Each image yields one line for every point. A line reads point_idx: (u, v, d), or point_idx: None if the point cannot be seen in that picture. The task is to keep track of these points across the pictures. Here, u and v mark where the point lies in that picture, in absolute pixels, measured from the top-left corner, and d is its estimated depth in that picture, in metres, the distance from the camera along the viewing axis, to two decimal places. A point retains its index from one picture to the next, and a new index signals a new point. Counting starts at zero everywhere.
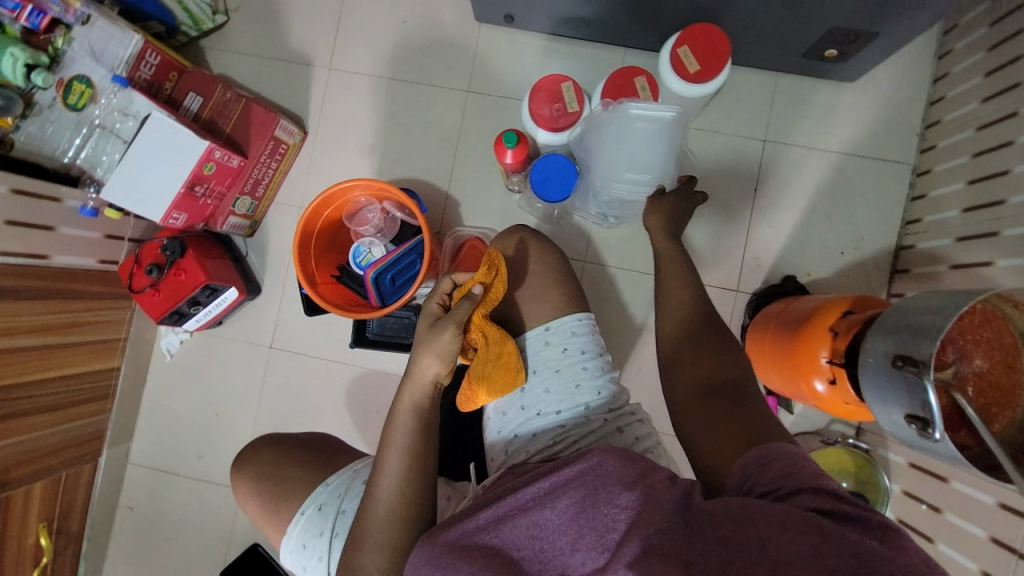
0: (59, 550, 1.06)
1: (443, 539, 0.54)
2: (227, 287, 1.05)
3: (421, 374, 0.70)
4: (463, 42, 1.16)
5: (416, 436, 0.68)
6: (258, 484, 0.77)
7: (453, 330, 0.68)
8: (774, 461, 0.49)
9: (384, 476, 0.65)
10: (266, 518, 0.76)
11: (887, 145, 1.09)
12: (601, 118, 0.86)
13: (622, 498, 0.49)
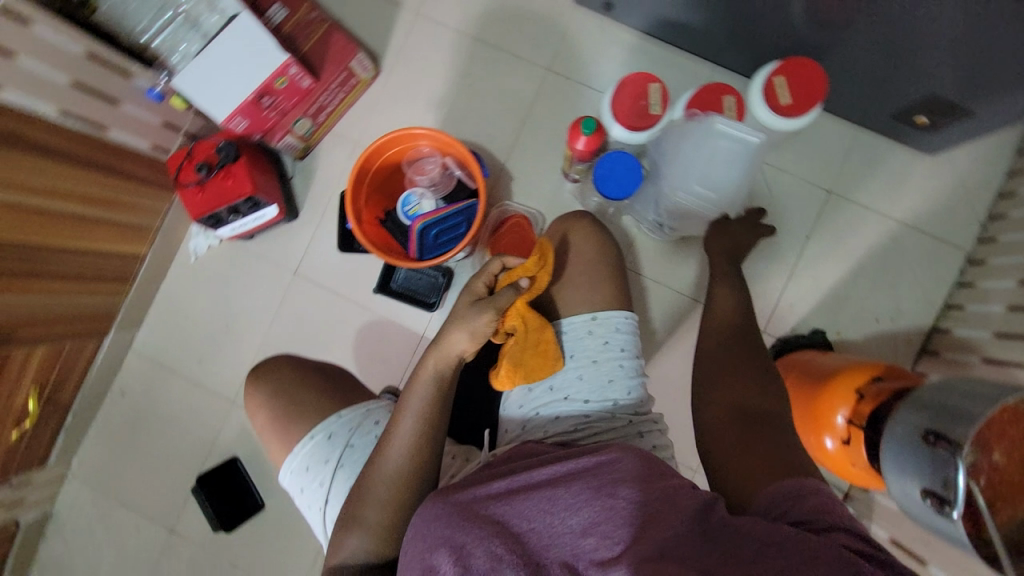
0: (43, 418, 1.04)
1: (453, 499, 0.55)
2: (268, 203, 1.05)
3: (448, 348, 0.67)
4: (556, 19, 1.14)
5: (434, 404, 0.67)
6: (272, 401, 0.78)
7: (493, 314, 0.66)
8: (804, 496, 0.51)
9: (397, 438, 0.65)
10: (274, 434, 0.77)
11: (948, 225, 1.07)
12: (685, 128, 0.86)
13: (632, 497, 0.52)
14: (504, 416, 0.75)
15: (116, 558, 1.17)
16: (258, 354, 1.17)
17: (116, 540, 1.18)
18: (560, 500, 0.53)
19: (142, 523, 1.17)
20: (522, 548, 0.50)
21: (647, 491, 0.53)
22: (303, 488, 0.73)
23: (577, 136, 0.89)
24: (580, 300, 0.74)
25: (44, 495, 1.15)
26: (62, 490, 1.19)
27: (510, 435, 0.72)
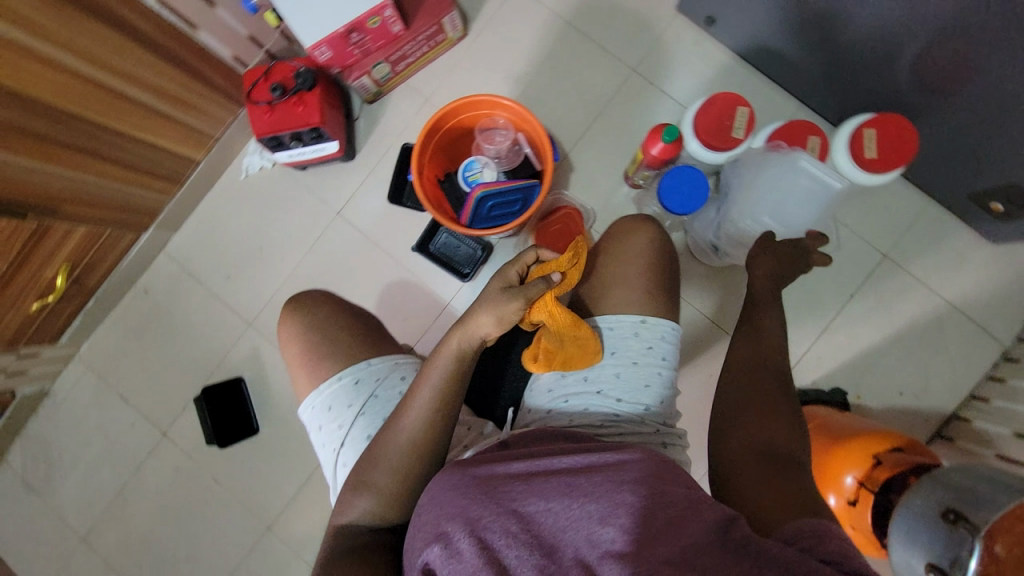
0: (67, 297, 1.05)
1: (470, 471, 0.59)
2: (331, 138, 1.05)
3: (472, 330, 0.67)
4: (654, 21, 1.12)
5: (454, 379, 0.67)
6: (305, 335, 0.79)
7: (522, 305, 0.65)
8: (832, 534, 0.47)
9: (411, 409, 0.66)
10: (303, 368, 0.78)
11: (996, 317, 1.04)
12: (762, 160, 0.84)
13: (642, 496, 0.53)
14: (532, 396, 0.76)
15: (105, 448, 1.19)
16: (285, 284, 1.17)
17: (109, 430, 1.19)
18: (571, 488, 0.55)
19: (137, 419, 1.19)
20: (531, 527, 0.52)
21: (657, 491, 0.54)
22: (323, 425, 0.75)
23: (656, 140, 0.88)
24: (629, 301, 0.74)
25: (51, 371, 1.17)
26: (66, 370, 1.20)
27: (535, 415, 0.74)
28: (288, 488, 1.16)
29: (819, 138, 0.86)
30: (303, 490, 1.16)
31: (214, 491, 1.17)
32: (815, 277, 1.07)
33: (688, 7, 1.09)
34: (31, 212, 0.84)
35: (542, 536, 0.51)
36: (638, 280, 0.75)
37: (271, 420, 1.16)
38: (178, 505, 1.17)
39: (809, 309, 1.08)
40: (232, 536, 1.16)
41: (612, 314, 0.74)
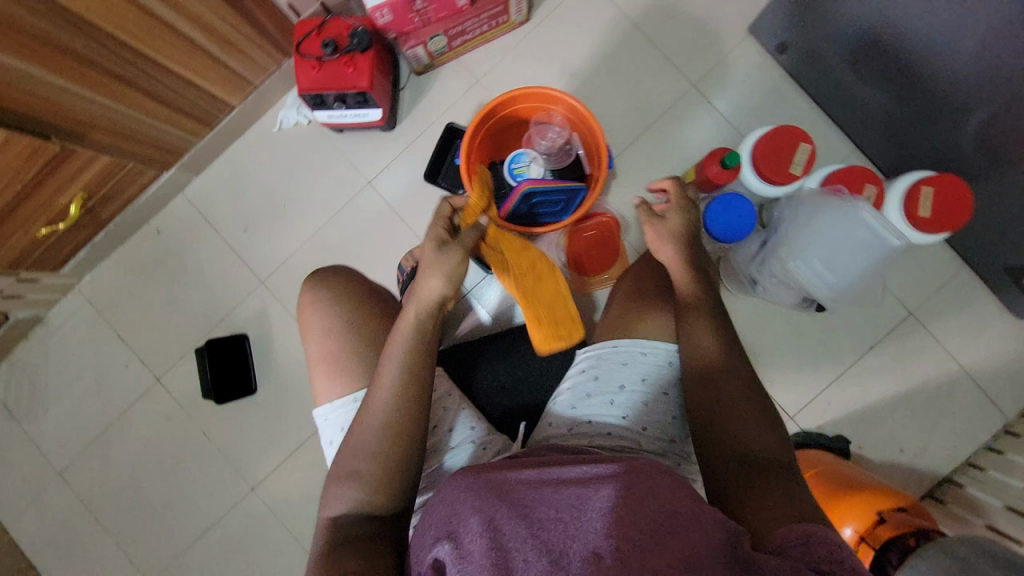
0: (77, 226, 1.00)
1: (480, 473, 0.59)
2: (376, 105, 1.01)
3: (422, 294, 0.71)
4: (722, 40, 1.09)
5: (418, 343, 0.68)
6: (339, 327, 0.75)
7: (458, 255, 0.72)
8: (820, 541, 0.48)
9: (381, 382, 0.66)
10: (329, 364, 0.74)
11: (1007, 390, 1.04)
12: (813, 202, 0.78)
13: (645, 505, 0.52)
14: (552, 409, 0.76)
15: (96, 384, 1.16)
16: (303, 247, 1.14)
17: (102, 367, 1.16)
18: (578, 496, 0.54)
19: (132, 360, 1.16)
20: (537, 531, 0.52)
21: (661, 501, 0.52)
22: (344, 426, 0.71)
23: (714, 162, 0.86)
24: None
25: (50, 298, 1.13)
26: (65, 299, 1.16)
27: (556, 429, 0.73)
28: (278, 453, 1.14)
29: (876, 188, 0.85)
30: (293, 456, 1.14)
31: (202, 445, 1.15)
32: (838, 324, 1.07)
33: (761, 30, 1.06)
34: (55, 134, 0.79)
35: (547, 540, 0.51)
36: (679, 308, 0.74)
37: (270, 382, 1.14)
38: (163, 453, 1.15)
39: (827, 354, 1.07)
40: (214, 493, 1.14)
41: (646, 338, 0.75)
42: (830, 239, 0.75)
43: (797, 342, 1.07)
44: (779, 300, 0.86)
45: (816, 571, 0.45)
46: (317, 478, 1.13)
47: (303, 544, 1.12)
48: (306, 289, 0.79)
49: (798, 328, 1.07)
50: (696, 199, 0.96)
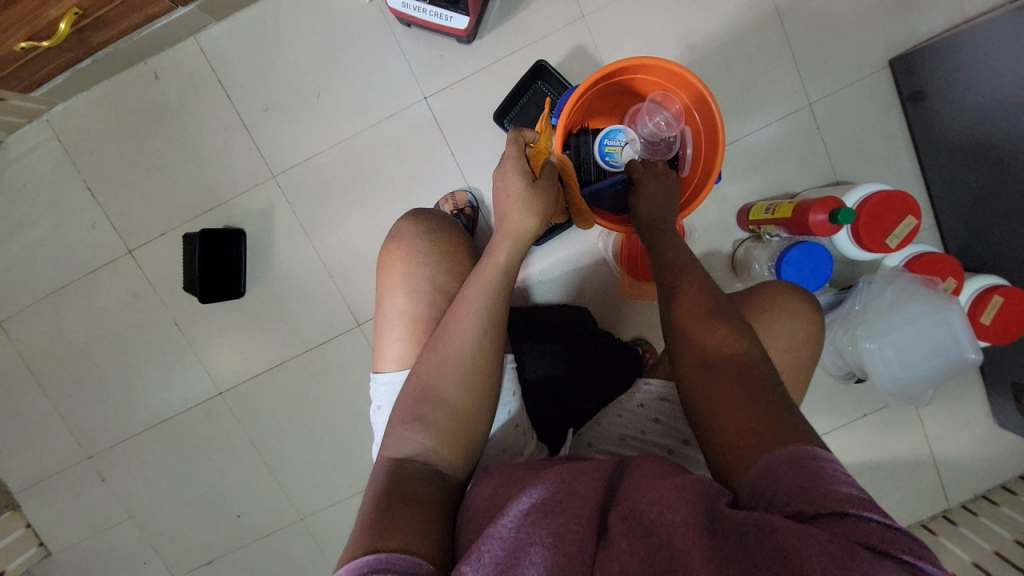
0: (62, 46, 0.80)
1: (495, 477, 0.55)
2: (464, 13, 0.83)
3: (508, 227, 0.65)
4: (860, 61, 0.96)
5: (501, 285, 0.63)
6: (442, 295, 0.65)
7: (546, 188, 0.66)
8: (780, 472, 0.41)
9: (459, 319, 0.60)
10: (410, 327, 0.64)
11: (957, 481, 1.12)
12: (903, 289, 0.75)
13: (643, 488, 0.45)
14: (597, 431, 0.68)
15: (56, 237, 1.00)
16: (329, 151, 0.98)
17: (66, 220, 1.00)
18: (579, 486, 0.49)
19: (101, 222, 1.00)
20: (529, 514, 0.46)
21: (645, 482, 0.46)
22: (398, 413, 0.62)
23: (822, 210, 0.79)
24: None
25: (12, 122, 0.93)
26: (32, 126, 0.96)
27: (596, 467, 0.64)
28: (254, 365, 1.06)
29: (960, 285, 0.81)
30: (270, 373, 1.06)
31: (171, 336, 1.04)
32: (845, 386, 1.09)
33: (903, 66, 0.94)
34: None
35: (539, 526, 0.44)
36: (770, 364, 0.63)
37: (261, 290, 1.03)
38: (125, 332, 1.04)
39: (822, 411, 1.10)
40: (177, 386, 1.06)
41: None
42: (908, 333, 0.73)
43: None
44: (829, 369, 0.83)
45: (789, 509, 0.39)
46: (293, 400, 1.07)
47: (264, 458, 1.09)
48: (407, 226, 0.68)
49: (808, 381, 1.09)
50: (776, 234, 0.89)
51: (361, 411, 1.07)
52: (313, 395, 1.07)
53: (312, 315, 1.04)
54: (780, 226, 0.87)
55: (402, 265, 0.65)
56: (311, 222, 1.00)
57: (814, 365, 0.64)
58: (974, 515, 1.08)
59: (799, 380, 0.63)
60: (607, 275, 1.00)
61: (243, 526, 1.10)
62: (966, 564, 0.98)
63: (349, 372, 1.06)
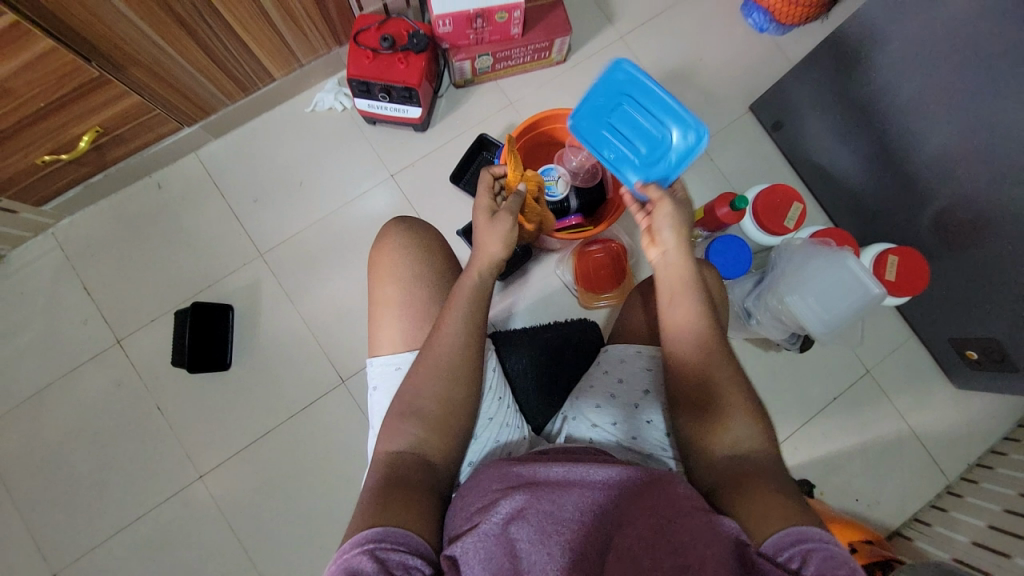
0: (79, 161, 0.96)
1: (494, 468, 0.59)
2: (418, 104, 1.06)
3: (482, 252, 0.71)
4: (728, 110, 1.24)
5: (480, 300, 0.69)
6: (422, 285, 0.74)
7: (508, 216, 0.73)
8: (810, 545, 0.45)
9: (443, 334, 0.65)
10: (399, 314, 0.73)
11: (947, 453, 1.14)
12: (815, 249, 0.88)
13: (653, 518, 0.50)
14: (575, 406, 0.72)
15: (48, 336, 1.06)
16: (312, 226, 1.12)
17: (59, 319, 1.06)
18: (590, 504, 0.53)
19: (94, 317, 1.07)
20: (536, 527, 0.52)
21: (655, 511, 0.50)
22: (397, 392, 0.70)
23: (724, 204, 0.95)
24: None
25: (20, 236, 1.05)
26: (37, 240, 1.08)
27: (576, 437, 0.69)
28: (239, 439, 1.05)
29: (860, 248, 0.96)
30: (254, 445, 1.05)
31: (154, 421, 1.04)
32: (808, 373, 1.16)
33: (761, 108, 1.22)
34: (96, 60, 0.80)
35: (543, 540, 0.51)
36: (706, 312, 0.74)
37: (246, 360, 1.07)
38: (106, 424, 1.04)
39: (797, 401, 1.15)
40: (155, 475, 1.03)
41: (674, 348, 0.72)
42: (823, 282, 0.85)
43: (775, 385, 1.15)
44: (773, 336, 0.95)
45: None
46: (277, 472, 1.04)
47: (245, 546, 1.01)
48: (390, 235, 0.78)
49: (772, 372, 1.16)
50: (700, 236, 1.05)
51: (349, 473, 1.04)
52: (299, 463, 1.05)
53: (298, 378, 1.07)
54: (701, 227, 1.03)
55: (390, 260, 0.75)
56: (295, 290, 1.10)
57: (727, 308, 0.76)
58: (974, 483, 1.07)
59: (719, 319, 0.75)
60: (569, 298, 1.11)
61: None
62: (983, 528, 0.95)
63: (335, 432, 1.06)
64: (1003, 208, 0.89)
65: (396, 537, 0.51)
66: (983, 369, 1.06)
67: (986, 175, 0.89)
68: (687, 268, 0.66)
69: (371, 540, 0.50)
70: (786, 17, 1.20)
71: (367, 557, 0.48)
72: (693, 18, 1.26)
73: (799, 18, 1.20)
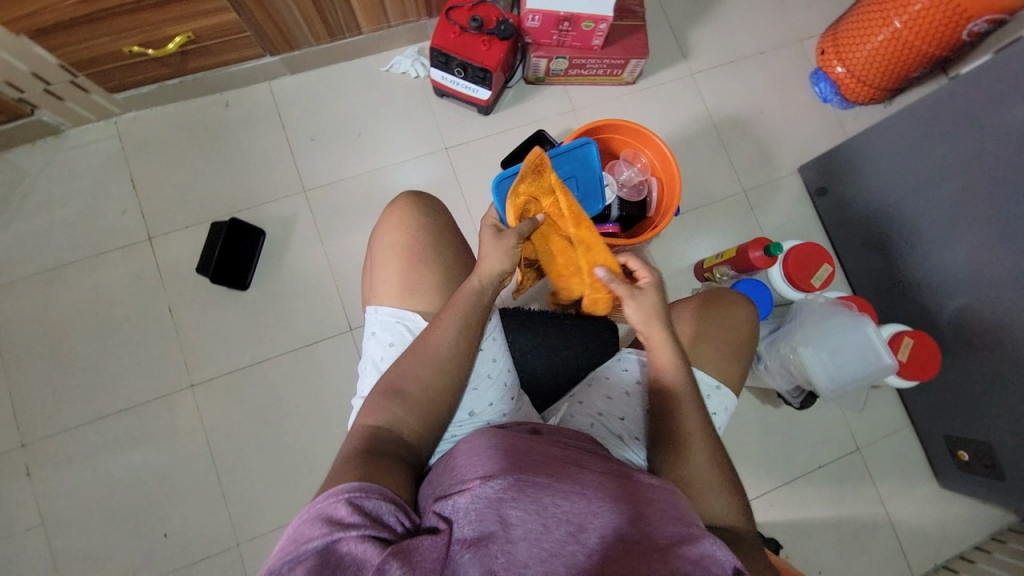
0: (162, 60, 1.01)
1: (493, 437, 0.56)
2: (488, 88, 1.10)
3: (483, 268, 0.68)
4: (777, 166, 1.27)
5: (476, 311, 0.67)
6: (421, 236, 0.77)
7: (514, 238, 0.70)
8: None
9: (439, 330, 0.65)
10: (399, 259, 0.76)
11: (920, 550, 1.12)
12: (837, 308, 0.92)
13: (651, 533, 0.48)
14: (585, 391, 0.76)
15: (84, 216, 1.09)
16: (359, 177, 1.15)
17: (98, 203, 1.09)
18: (592, 498, 0.50)
19: (132, 209, 1.10)
20: (535, 502, 0.48)
21: (654, 527, 0.49)
22: (392, 345, 0.72)
23: (758, 248, 0.99)
24: (712, 363, 0.76)
25: (85, 115, 1.08)
26: (100, 125, 1.12)
27: (581, 422, 0.71)
28: (235, 359, 1.06)
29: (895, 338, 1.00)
30: (249, 369, 1.06)
31: (162, 321, 1.06)
32: (798, 435, 1.16)
33: (810, 171, 1.25)
34: None
35: (541, 515, 0.47)
36: (728, 343, 0.77)
37: (264, 285, 1.09)
38: (116, 312, 1.06)
39: (781, 460, 1.15)
40: (149, 372, 1.04)
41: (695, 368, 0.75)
42: (841, 343, 0.89)
43: (762, 438, 1.15)
44: (777, 386, 0.97)
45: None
46: (264, 400, 1.05)
47: (215, 466, 1.02)
48: (400, 202, 0.80)
49: (764, 424, 1.16)
50: (726, 275, 1.07)
51: (332, 415, 1.05)
52: (286, 396, 1.05)
53: (308, 314, 1.09)
54: (728, 266, 1.06)
55: (396, 215, 0.79)
56: (327, 232, 1.13)
57: (748, 348, 0.78)
58: None
59: (737, 351, 0.77)
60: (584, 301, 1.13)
61: (167, 548, 0.98)
62: None
63: (328, 377, 1.07)
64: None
65: (371, 490, 0.49)
66: (972, 472, 1.06)
67: (1016, 279, 0.91)
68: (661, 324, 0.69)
69: (347, 491, 0.48)
70: (853, 93, 1.25)
71: (343, 505, 0.47)
72: (763, 73, 1.31)
73: (866, 98, 1.25)
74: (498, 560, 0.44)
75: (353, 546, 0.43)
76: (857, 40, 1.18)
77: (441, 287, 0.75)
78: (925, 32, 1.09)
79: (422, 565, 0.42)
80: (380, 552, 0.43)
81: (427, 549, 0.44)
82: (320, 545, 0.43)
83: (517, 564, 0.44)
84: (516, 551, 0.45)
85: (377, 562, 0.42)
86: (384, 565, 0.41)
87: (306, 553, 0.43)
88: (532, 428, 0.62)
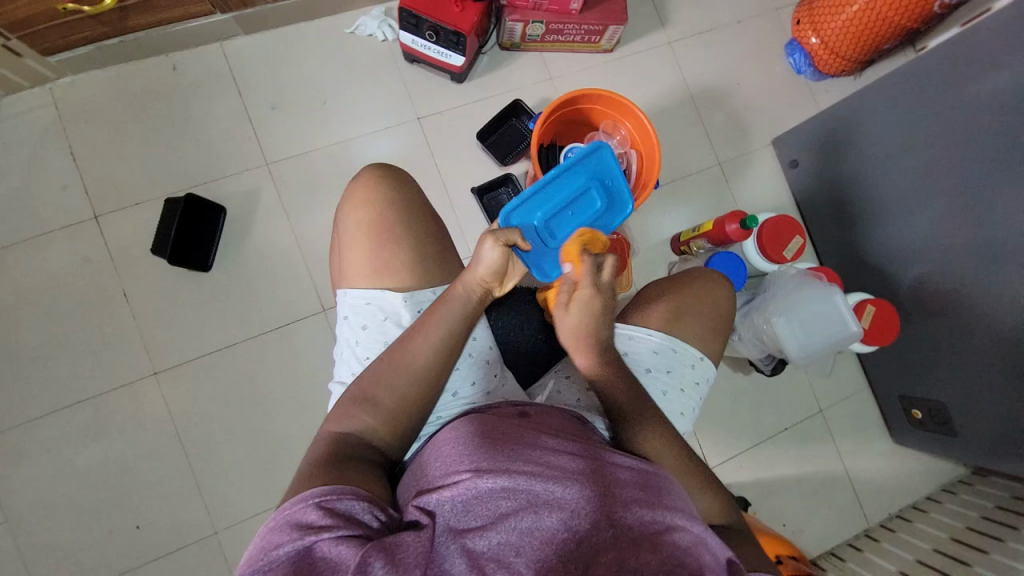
0: (97, 17, 0.90)
1: (480, 423, 0.55)
2: (461, 54, 1.04)
3: (471, 276, 0.65)
4: (752, 138, 1.28)
5: (458, 324, 0.63)
6: (390, 213, 0.73)
7: (491, 241, 0.64)
8: None
9: (413, 339, 0.62)
10: (370, 238, 0.72)
11: (876, 500, 1.20)
12: (813, 280, 0.95)
13: (641, 523, 0.49)
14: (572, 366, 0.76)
15: (20, 194, 0.99)
16: (326, 148, 1.09)
17: (37, 179, 1.00)
18: (582, 488, 0.50)
19: (75, 184, 1.01)
20: (525, 492, 0.48)
21: (646, 518, 0.49)
22: (365, 327, 0.71)
23: (735, 221, 1.01)
24: (696, 335, 0.77)
25: (14, 82, 0.97)
26: (32, 91, 1.00)
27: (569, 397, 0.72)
28: (202, 345, 1.01)
29: (867, 306, 1.04)
30: (217, 354, 1.01)
31: (117, 304, 0.99)
32: (767, 401, 1.22)
33: (782, 143, 1.27)
34: None
35: (531, 505, 0.47)
36: (711, 318, 0.78)
37: (229, 264, 1.03)
38: (65, 298, 0.98)
39: (751, 424, 1.20)
40: (107, 360, 0.98)
41: (682, 340, 0.76)
42: (811, 313, 0.93)
43: (735, 405, 1.20)
44: (750, 355, 1.01)
45: None
46: (236, 386, 1.01)
47: (188, 455, 0.98)
48: (365, 175, 0.76)
49: (735, 391, 1.21)
50: (702, 248, 1.09)
51: (307, 397, 1.02)
52: (259, 380, 1.02)
53: (277, 295, 1.04)
54: (705, 239, 1.07)
55: (363, 192, 0.74)
56: (293, 207, 1.07)
57: (728, 321, 0.80)
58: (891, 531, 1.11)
59: (718, 324, 0.79)
60: None
61: (143, 540, 0.95)
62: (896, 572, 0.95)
63: (302, 359, 1.03)
64: (981, 283, 0.95)
65: (344, 491, 0.47)
66: (924, 429, 1.14)
67: (976, 248, 0.96)
68: (594, 307, 0.63)
69: (317, 495, 0.46)
70: (825, 65, 1.26)
71: (314, 510, 0.45)
72: (739, 43, 1.30)
73: (838, 69, 1.27)
74: (485, 550, 0.44)
75: (327, 548, 0.42)
76: (831, 10, 1.17)
77: (421, 270, 0.73)
78: (897, 2, 1.09)
79: (406, 560, 0.41)
80: (357, 551, 0.42)
81: (412, 545, 0.43)
82: (293, 550, 0.42)
83: (505, 553, 0.44)
84: (505, 540, 0.45)
85: (354, 561, 0.41)
86: (365, 562, 0.40)
87: (277, 560, 0.42)
88: (521, 411, 0.61)
